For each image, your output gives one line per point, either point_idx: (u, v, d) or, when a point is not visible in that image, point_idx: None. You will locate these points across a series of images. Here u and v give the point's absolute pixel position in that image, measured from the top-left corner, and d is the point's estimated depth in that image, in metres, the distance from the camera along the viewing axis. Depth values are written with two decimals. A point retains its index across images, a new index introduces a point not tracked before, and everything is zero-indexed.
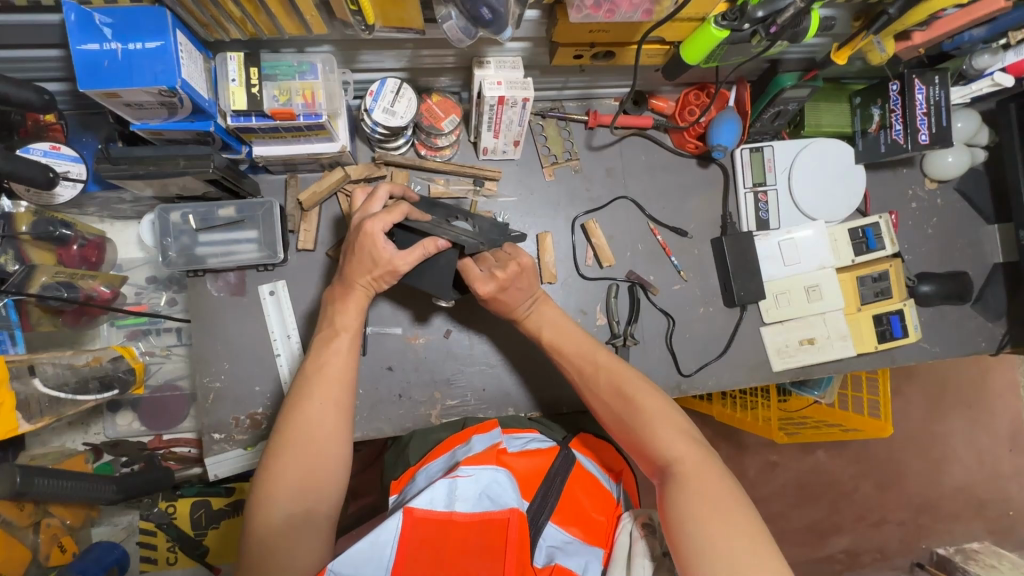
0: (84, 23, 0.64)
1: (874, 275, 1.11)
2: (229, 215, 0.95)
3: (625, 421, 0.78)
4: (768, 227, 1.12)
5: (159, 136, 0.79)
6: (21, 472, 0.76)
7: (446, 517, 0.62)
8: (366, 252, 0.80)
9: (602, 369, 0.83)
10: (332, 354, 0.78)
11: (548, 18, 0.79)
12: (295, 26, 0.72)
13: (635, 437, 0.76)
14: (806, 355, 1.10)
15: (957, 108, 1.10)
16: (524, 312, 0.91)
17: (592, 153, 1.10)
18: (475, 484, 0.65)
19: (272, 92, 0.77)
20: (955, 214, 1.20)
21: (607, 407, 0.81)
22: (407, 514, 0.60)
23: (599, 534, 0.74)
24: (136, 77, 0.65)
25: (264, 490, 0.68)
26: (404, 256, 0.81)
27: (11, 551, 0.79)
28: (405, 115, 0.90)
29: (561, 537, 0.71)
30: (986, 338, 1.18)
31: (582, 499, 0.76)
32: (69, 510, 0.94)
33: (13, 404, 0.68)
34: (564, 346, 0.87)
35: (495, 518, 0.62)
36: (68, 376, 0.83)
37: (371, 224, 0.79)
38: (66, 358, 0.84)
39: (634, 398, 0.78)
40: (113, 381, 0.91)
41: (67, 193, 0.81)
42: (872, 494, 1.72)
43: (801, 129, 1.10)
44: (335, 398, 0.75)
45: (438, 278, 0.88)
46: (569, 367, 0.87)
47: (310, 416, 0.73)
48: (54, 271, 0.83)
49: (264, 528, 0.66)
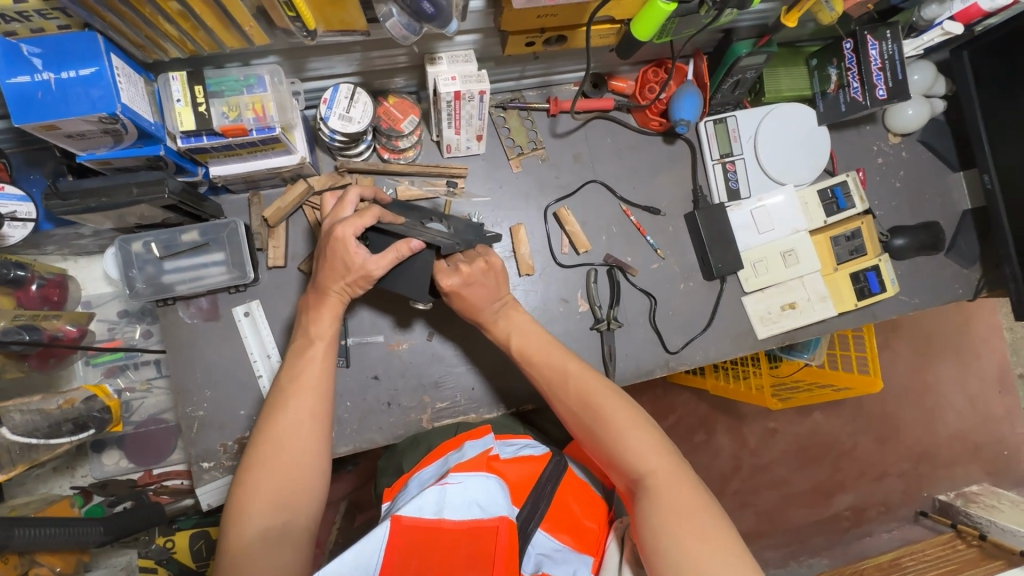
0: (12, 56, 0.61)
1: (847, 234, 1.11)
2: (193, 239, 0.93)
3: (594, 431, 0.77)
4: (739, 196, 1.12)
5: (108, 165, 0.77)
6: None
7: (436, 525, 0.61)
8: (339, 258, 0.79)
9: (572, 378, 0.82)
10: (307, 362, 0.77)
11: (494, 8, 0.77)
12: (236, 40, 0.70)
13: (605, 448, 0.75)
14: (788, 320, 1.10)
15: (912, 61, 1.11)
16: (504, 309, 0.91)
17: (557, 140, 1.10)
18: (466, 491, 0.63)
19: (221, 109, 0.75)
20: (920, 166, 1.21)
21: (575, 417, 0.79)
22: (395, 522, 0.60)
23: (591, 542, 0.72)
24: (73, 106, 0.63)
25: (240, 505, 0.67)
26: (377, 260, 0.79)
27: None
28: (362, 119, 0.88)
29: (550, 545, 0.68)
30: (963, 285, 1.20)
31: (572, 505, 0.75)
32: (58, 556, 0.88)
33: None
34: (535, 356, 0.86)
35: (485, 527, 0.61)
36: (38, 422, 0.80)
37: (343, 229, 0.78)
38: (35, 403, 0.82)
39: (602, 408, 0.77)
40: (88, 420, 0.87)
41: (18, 234, 0.78)
42: (870, 449, 1.74)
43: (762, 97, 1.11)
44: (310, 408, 0.74)
45: (413, 281, 0.86)
46: (539, 376, 0.85)
47: (289, 430, 0.72)
48: (13, 315, 0.81)
49: (238, 543, 0.65)
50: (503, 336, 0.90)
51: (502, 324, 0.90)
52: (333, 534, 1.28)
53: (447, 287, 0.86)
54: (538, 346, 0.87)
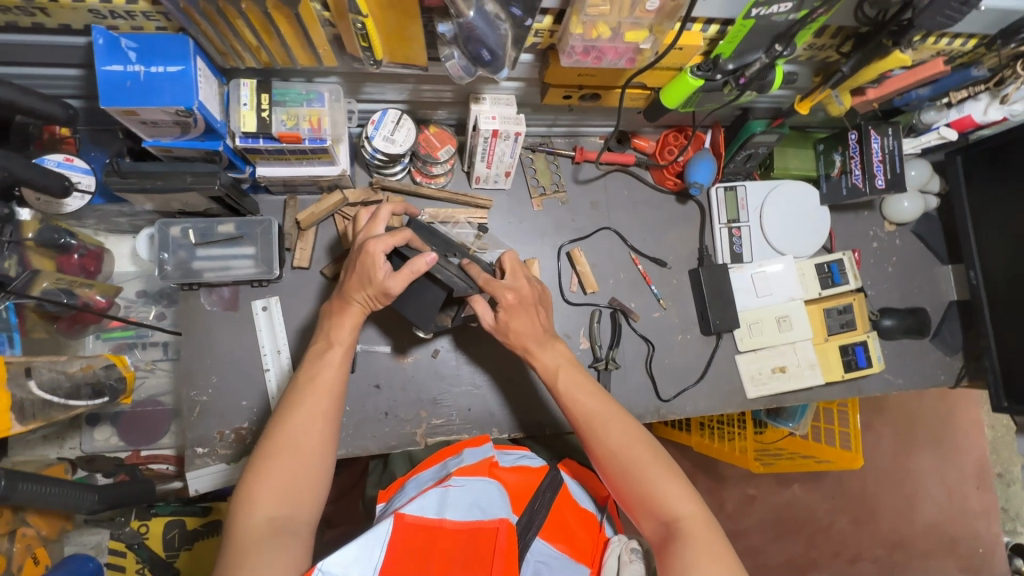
0: (110, 47, 0.68)
1: (840, 307, 1.17)
2: (229, 232, 0.97)
3: (633, 474, 0.74)
4: (742, 260, 1.19)
5: (169, 153, 0.82)
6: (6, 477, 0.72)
7: (438, 524, 0.62)
8: (361, 272, 0.83)
9: (613, 416, 0.80)
10: (325, 365, 0.81)
11: (540, 62, 0.85)
12: (308, 58, 0.77)
13: (639, 493, 0.73)
14: (778, 382, 1.15)
15: (910, 159, 1.21)
16: (549, 341, 0.89)
17: (578, 186, 1.17)
18: (465, 496, 0.67)
19: (281, 117, 0.82)
20: (912, 254, 1.29)
21: (612, 458, 0.76)
22: (398, 518, 0.61)
23: (585, 551, 0.72)
24: (157, 98, 0.69)
25: (248, 491, 0.69)
26: (395, 278, 0.81)
27: None
28: (404, 143, 0.96)
29: (548, 552, 0.68)
30: (945, 371, 1.26)
31: (569, 517, 0.75)
32: (46, 520, 0.89)
33: (8, 404, 0.67)
34: (573, 394, 0.83)
35: (485, 527, 0.63)
36: (62, 381, 0.82)
37: (375, 245, 0.83)
38: (63, 363, 0.84)
39: (645, 456, 0.75)
40: (104, 388, 0.90)
41: (77, 204, 0.83)
42: (848, 529, 1.75)
43: (771, 171, 1.19)
44: (325, 408, 0.77)
45: (421, 309, 0.91)
46: (576, 407, 0.82)
47: (299, 425, 0.74)
48: (56, 278, 0.85)
49: (244, 528, 0.66)
50: (551, 367, 0.87)
51: (547, 354, 0.88)
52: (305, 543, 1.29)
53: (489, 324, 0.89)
54: (570, 375, 0.85)
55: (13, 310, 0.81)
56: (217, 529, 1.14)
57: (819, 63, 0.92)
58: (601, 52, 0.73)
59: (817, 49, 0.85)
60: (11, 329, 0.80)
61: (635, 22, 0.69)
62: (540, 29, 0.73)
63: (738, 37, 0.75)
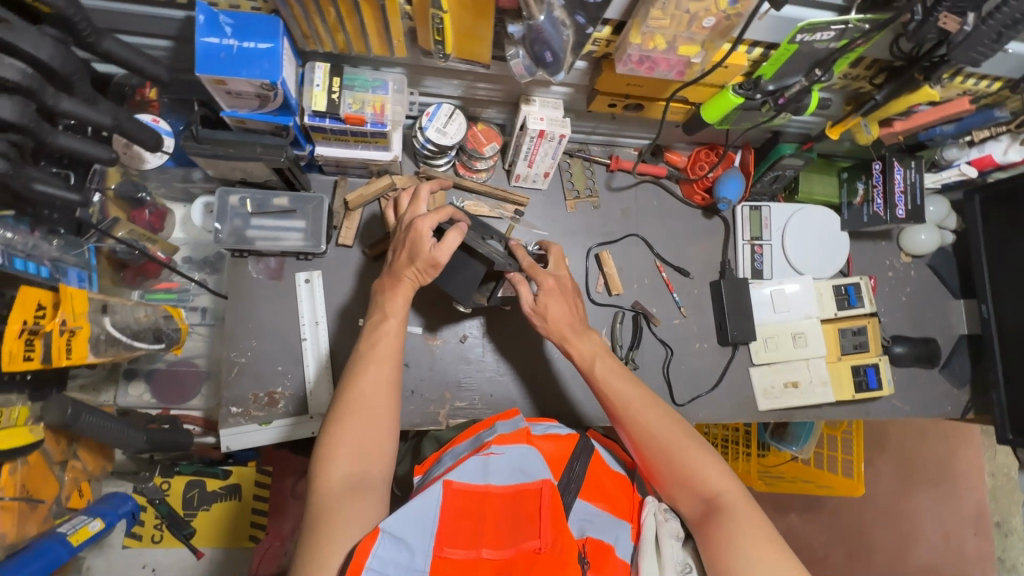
0: (210, 22, 0.74)
1: (854, 329, 1.22)
2: (282, 205, 1.03)
3: (672, 454, 0.77)
4: (762, 276, 1.24)
5: (241, 125, 0.88)
6: (71, 405, 0.82)
7: (484, 490, 0.68)
8: (409, 249, 0.88)
9: (649, 401, 0.83)
10: (382, 335, 0.85)
11: (593, 70, 0.91)
12: (381, 47, 0.83)
13: (679, 472, 0.76)
14: (790, 397, 1.19)
15: (929, 194, 1.26)
16: (585, 330, 0.93)
17: (611, 193, 1.23)
18: (508, 460, 0.70)
19: (348, 100, 0.89)
20: (925, 286, 1.33)
21: (651, 440, 0.79)
22: (447, 486, 0.66)
23: (624, 509, 0.78)
24: (246, 70, 0.75)
25: (326, 450, 0.73)
26: (442, 248, 0.86)
27: (45, 481, 0.83)
28: (455, 136, 1.02)
29: (590, 511, 0.74)
30: (952, 403, 1.29)
31: (605, 480, 0.80)
32: (93, 455, 0.95)
33: (87, 337, 0.75)
34: (610, 378, 0.87)
35: (529, 490, 0.67)
36: (131, 323, 0.88)
37: (422, 223, 0.88)
38: (133, 308, 0.90)
39: (682, 437, 0.78)
40: (164, 334, 0.94)
41: (156, 160, 0.88)
42: (842, 563, 1.69)
43: (795, 194, 1.24)
44: (387, 374, 0.81)
45: (462, 284, 0.96)
46: (613, 394, 0.85)
47: (366, 392, 0.78)
48: (131, 229, 0.94)
49: (325, 483, 0.70)
50: (587, 356, 0.90)
51: (584, 343, 0.91)
52: None
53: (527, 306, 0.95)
54: (605, 363, 0.88)
55: (92, 252, 0.92)
56: (235, 493, 1.17)
57: (851, 93, 0.98)
58: (654, 63, 0.79)
59: (852, 79, 0.91)
60: (89, 268, 0.92)
61: (690, 36, 0.75)
62: (599, 37, 0.79)
63: (780, 60, 0.81)
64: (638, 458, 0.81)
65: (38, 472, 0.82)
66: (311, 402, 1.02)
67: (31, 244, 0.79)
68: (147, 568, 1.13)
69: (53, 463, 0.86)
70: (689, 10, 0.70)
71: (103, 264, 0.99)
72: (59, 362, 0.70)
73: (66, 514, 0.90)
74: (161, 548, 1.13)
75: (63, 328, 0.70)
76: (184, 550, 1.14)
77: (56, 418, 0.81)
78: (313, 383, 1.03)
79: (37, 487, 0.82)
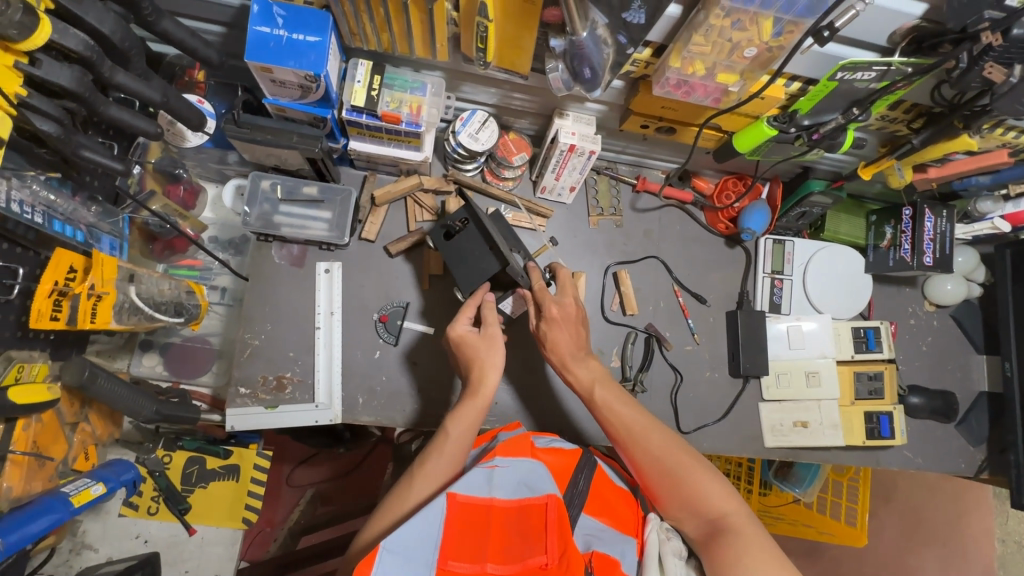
0: (263, 12, 0.77)
1: (870, 373, 1.19)
2: (311, 194, 1.05)
3: (676, 476, 0.77)
4: (780, 310, 1.22)
5: (281, 113, 0.90)
6: (89, 367, 0.83)
7: (489, 502, 0.69)
8: (466, 353, 0.92)
9: (651, 426, 0.83)
10: (465, 412, 0.85)
11: (629, 90, 0.91)
12: (424, 49, 0.85)
13: (683, 493, 0.76)
14: (797, 437, 1.16)
15: (959, 244, 1.24)
16: (584, 357, 0.92)
17: (635, 213, 1.23)
18: (512, 475, 0.72)
19: (386, 99, 0.90)
20: (947, 338, 1.30)
21: (654, 462, 0.80)
22: (450, 499, 0.68)
23: (629, 525, 0.78)
24: (292, 61, 0.77)
25: (379, 509, 0.78)
26: (461, 317, 0.93)
27: (56, 440, 0.84)
28: (486, 142, 1.03)
29: (595, 525, 0.75)
30: (966, 460, 1.25)
31: (609, 495, 0.81)
32: (102, 420, 0.96)
33: (112, 303, 0.77)
34: (610, 403, 0.86)
35: (533, 504, 0.68)
36: (156, 295, 0.91)
37: (450, 325, 0.94)
38: (158, 281, 0.93)
39: (684, 459, 0.79)
40: (183, 309, 0.95)
41: (196, 140, 0.91)
42: None
43: (820, 232, 1.24)
44: (453, 450, 0.81)
45: (472, 280, 0.96)
46: (614, 420, 0.85)
47: (430, 458, 0.81)
48: (163, 204, 0.98)
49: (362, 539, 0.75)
50: (586, 382, 0.90)
51: (583, 369, 0.91)
52: (296, 514, 1.51)
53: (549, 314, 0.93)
54: (605, 387, 0.88)
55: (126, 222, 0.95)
56: (233, 474, 1.18)
57: (888, 135, 0.97)
58: (691, 88, 0.79)
59: (889, 121, 0.90)
60: (122, 237, 0.94)
61: (730, 65, 0.75)
62: (638, 59, 0.80)
63: (818, 97, 0.81)
64: (641, 482, 0.82)
65: (49, 431, 0.83)
66: (318, 391, 1.03)
67: (71, 208, 0.81)
68: (139, 540, 1.13)
69: (65, 423, 0.87)
70: (732, 39, 0.70)
71: (135, 234, 1.05)
72: (84, 325, 0.73)
73: (71, 475, 0.89)
74: (155, 521, 1.14)
75: (91, 293, 0.73)
76: (177, 526, 1.15)
77: (74, 378, 0.82)
78: (323, 372, 1.04)
79: (48, 444, 0.83)
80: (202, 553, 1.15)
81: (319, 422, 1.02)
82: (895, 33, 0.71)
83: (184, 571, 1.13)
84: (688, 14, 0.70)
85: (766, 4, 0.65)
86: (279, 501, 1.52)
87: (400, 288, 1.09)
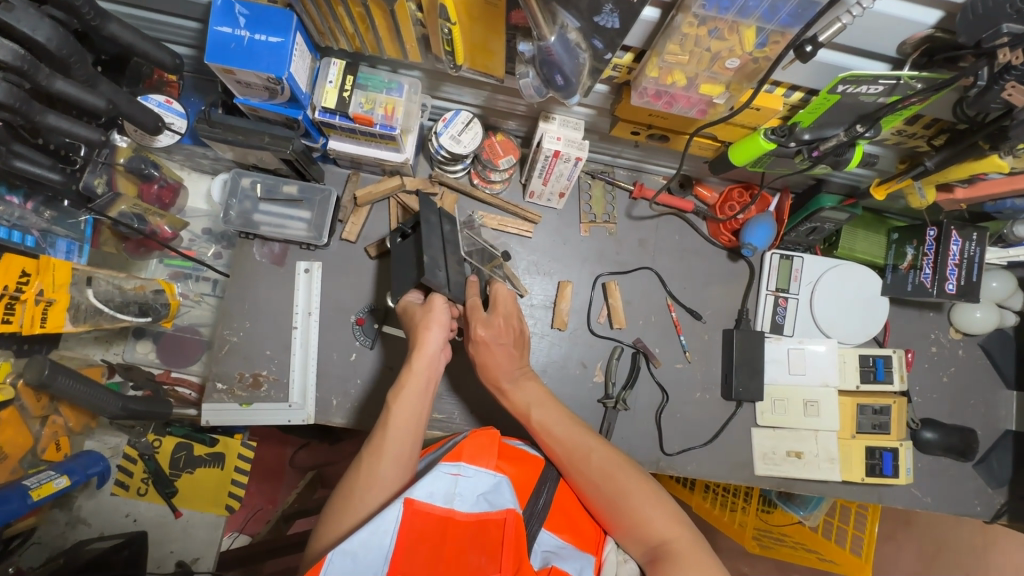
0: (226, 10, 0.75)
1: (876, 406, 1.10)
2: (291, 193, 1.05)
3: (617, 502, 0.74)
4: (782, 332, 1.14)
5: (255, 113, 0.88)
6: (50, 366, 0.88)
7: (447, 515, 0.63)
8: (408, 321, 0.92)
9: (594, 449, 0.80)
10: (413, 374, 0.84)
11: (615, 94, 0.84)
12: (395, 50, 0.81)
13: (624, 519, 0.73)
14: (790, 467, 1.09)
15: (993, 268, 1.11)
16: (521, 378, 0.92)
17: (629, 221, 1.16)
18: (475, 485, 0.66)
19: (359, 99, 0.87)
20: (973, 369, 1.19)
21: (595, 489, 0.77)
22: (408, 505, 0.61)
23: (590, 542, 0.74)
24: (254, 62, 0.75)
25: (337, 505, 0.72)
26: (411, 296, 0.94)
27: (20, 435, 0.91)
28: (468, 145, 0.98)
29: (554, 542, 0.70)
30: (982, 503, 1.15)
31: (571, 510, 0.77)
32: (75, 413, 1.05)
33: (65, 305, 0.84)
34: (552, 426, 0.85)
35: (492, 519, 0.63)
36: (115, 295, 0.95)
37: (403, 295, 0.96)
38: (119, 280, 0.97)
39: (623, 484, 0.75)
40: (150, 308, 1.02)
41: (167, 140, 0.92)
42: None
43: (834, 248, 1.13)
44: (407, 422, 0.79)
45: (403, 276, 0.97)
46: (557, 446, 0.82)
47: (386, 435, 0.77)
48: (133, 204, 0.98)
49: (324, 538, 0.70)
50: (523, 407, 0.89)
51: (520, 393, 0.90)
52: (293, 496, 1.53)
53: (477, 336, 0.90)
54: (543, 409, 0.87)
55: (90, 225, 0.98)
56: (218, 461, 1.21)
57: (906, 150, 0.88)
58: (672, 98, 0.74)
59: (906, 136, 0.82)
60: (83, 240, 0.97)
61: (713, 75, 0.69)
62: (619, 64, 0.74)
63: (820, 109, 0.72)
64: (587, 507, 0.79)
65: (13, 426, 0.90)
66: (293, 390, 1.03)
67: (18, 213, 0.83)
68: (129, 519, 1.18)
69: (31, 417, 0.94)
70: (711, 49, 0.64)
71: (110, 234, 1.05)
72: (34, 329, 0.79)
73: (41, 465, 0.99)
74: (143, 502, 1.18)
75: (40, 297, 0.79)
76: (162, 509, 1.19)
77: (34, 376, 0.87)
78: (298, 371, 1.04)
79: (9, 438, 0.90)
80: (186, 535, 1.19)
81: (292, 422, 1.02)
82: (905, 43, 0.63)
83: (171, 551, 1.18)
84: (666, 18, 0.63)
85: (744, 11, 0.59)
86: (281, 482, 1.55)
87: (379, 290, 1.08)
